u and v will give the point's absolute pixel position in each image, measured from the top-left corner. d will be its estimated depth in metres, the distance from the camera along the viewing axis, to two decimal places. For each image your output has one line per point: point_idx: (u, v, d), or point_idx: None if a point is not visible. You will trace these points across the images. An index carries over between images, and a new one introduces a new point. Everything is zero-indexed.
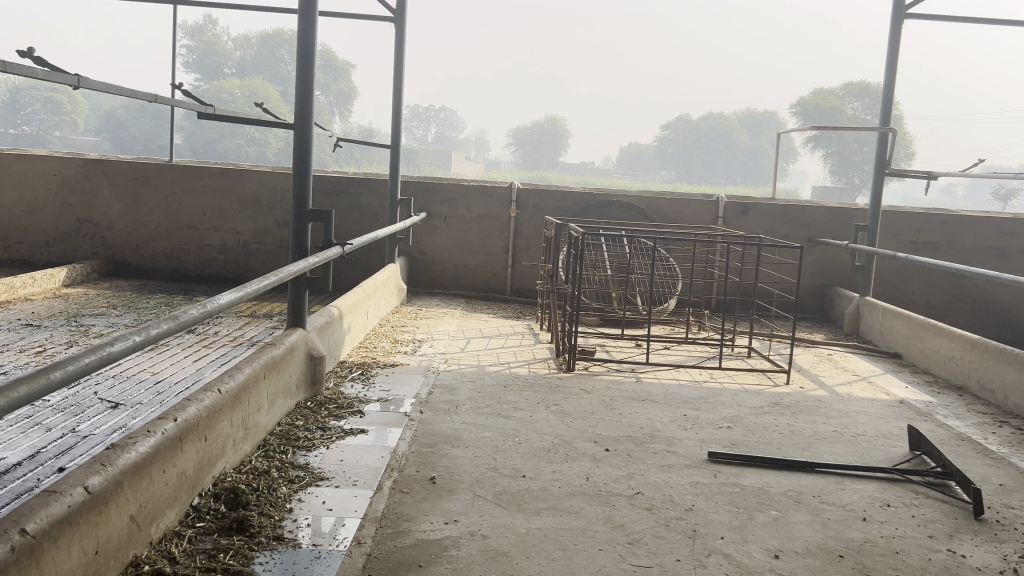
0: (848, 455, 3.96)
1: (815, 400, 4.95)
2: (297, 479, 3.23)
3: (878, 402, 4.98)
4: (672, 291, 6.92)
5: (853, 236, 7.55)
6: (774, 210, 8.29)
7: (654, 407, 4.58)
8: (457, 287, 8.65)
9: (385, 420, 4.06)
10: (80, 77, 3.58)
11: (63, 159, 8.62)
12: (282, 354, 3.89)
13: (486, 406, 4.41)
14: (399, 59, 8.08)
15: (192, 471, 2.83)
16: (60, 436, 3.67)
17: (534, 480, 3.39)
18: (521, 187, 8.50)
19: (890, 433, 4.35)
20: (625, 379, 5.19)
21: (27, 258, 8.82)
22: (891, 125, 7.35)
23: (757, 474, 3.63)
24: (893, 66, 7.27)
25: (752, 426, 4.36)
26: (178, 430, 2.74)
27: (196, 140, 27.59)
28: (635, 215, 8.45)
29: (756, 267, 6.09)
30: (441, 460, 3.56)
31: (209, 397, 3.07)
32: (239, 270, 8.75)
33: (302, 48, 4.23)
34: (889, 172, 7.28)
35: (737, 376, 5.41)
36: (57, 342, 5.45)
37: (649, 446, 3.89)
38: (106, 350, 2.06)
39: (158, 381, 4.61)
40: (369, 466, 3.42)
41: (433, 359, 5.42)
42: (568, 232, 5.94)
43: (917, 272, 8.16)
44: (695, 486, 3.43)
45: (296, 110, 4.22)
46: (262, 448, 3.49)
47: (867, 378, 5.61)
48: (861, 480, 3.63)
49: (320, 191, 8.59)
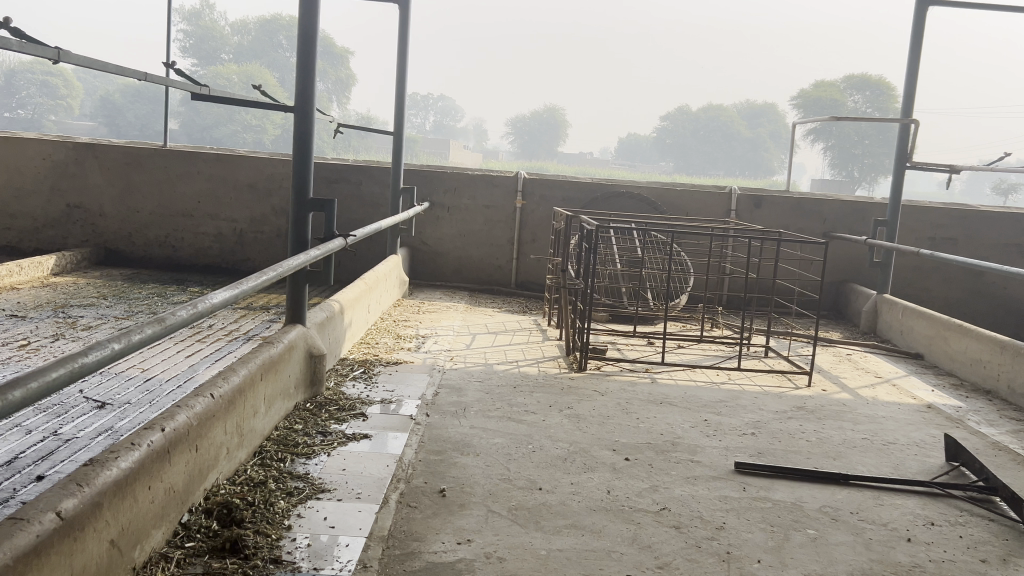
0: (882, 466, 3.72)
1: (841, 404, 4.71)
2: (296, 491, 2.98)
3: (906, 407, 4.73)
4: (685, 287, 6.67)
5: (871, 231, 7.33)
6: (788, 203, 8.05)
7: (673, 411, 4.33)
8: (460, 280, 8.40)
9: (389, 425, 3.80)
10: (60, 49, 3.26)
11: (53, 143, 8.33)
12: (280, 352, 3.64)
13: (496, 409, 4.16)
14: (402, 43, 7.79)
15: (181, 485, 2.58)
16: (41, 440, 3.42)
17: (551, 494, 3.14)
18: (527, 177, 8.23)
19: (923, 441, 4.10)
20: (640, 380, 4.95)
21: (16, 245, 8.55)
22: (913, 116, 7.09)
23: (788, 487, 3.39)
24: (917, 53, 7.00)
25: (778, 432, 4.12)
26: (166, 441, 2.48)
27: (193, 125, 27.39)
28: (644, 208, 8.20)
29: (776, 262, 5.84)
30: (451, 470, 3.32)
31: (202, 403, 2.81)
32: (236, 260, 8.49)
33: (304, 29, 3.95)
34: (910, 164, 7.02)
35: (755, 378, 5.18)
36: (43, 334, 5.18)
37: (672, 455, 3.65)
38: (77, 363, 1.74)
39: (148, 379, 4.36)
40: (374, 477, 3.17)
41: (438, 357, 5.17)
42: (580, 223, 5.68)
43: (934, 269, 7.93)
44: (724, 501, 3.19)
45: (297, 91, 3.94)
46: (258, 456, 3.24)
47: (891, 381, 5.37)
48: (901, 495, 3.38)
49: (319, 178, 8.32)
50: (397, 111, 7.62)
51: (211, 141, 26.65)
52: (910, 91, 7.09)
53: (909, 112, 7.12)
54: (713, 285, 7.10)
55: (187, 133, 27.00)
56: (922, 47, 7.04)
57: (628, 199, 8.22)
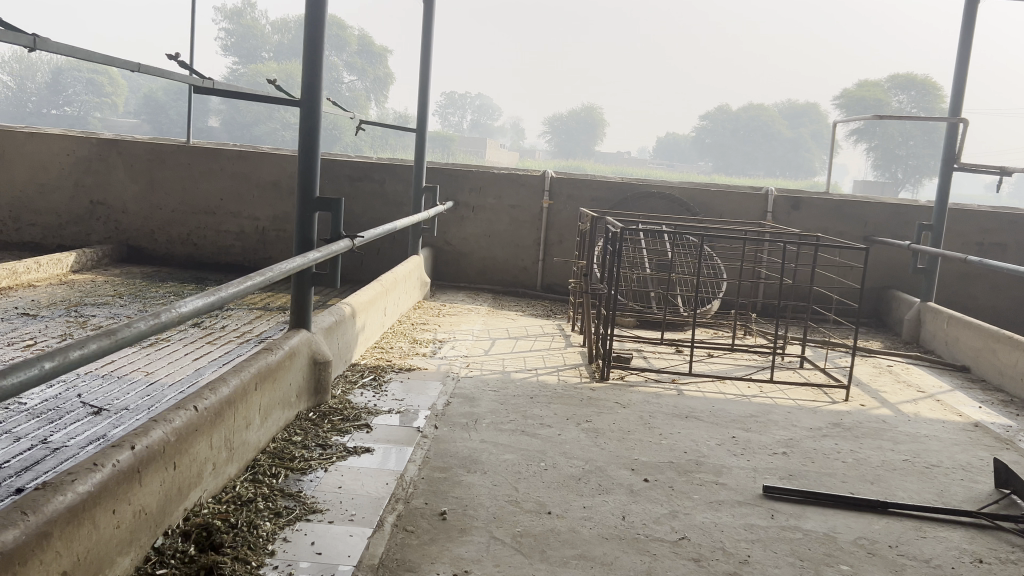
0: (924, 492, 3.43)
1: (880, 422, 4.41)
2: (285, 511, 2.77)
3: (951, 426, 4.42)
4: (716, 293, 6.39)
5: (915, 236, 6.98)
6: (828, 205, 7.72)
7: (698, 427, 4.06)
8: (484, 282, 8.19)
9: (394, 437, 3.59)
10: (37, 36, 3.12)
11: (77, 138, 8.25)
12: (279, 359, 3.44)
13: (509, 422, 3.93)
14: (427, 40, 7.59)
15: (156, 506, 2.37)
16: (28, 449, 3.25)
17: (561, 519, 2.90)
18: (555, 176, 7.99)
19: (969, 465, 3.80)
20: (665, 392, 4.67)
21: (39, 241, 8.49)
22: (961, 116, 6.71)
23: (820, 515, 3.12)
24: (966, 49, 6.64)
25: (811, 452, 3.84)
26: (136, 460, 2.28)
27: (232, 123, 27.65)
28: (676, 208, 7.93)
29: (813, 267, 5.54)
30: (455, 489, 3.09)
31: (183, 416, 2.61)
32: (258, 259, 8.36)
33: (312, 18, 3.73)
34: (957, 166, 6.66)
35: (790, 392, 4.88)
36: (50, 334, 5.04)
37: (695, 477, 3.40)
38: None
39: (151, 383, 4.19)
40: (371, 496, 2.96)
41: (454, 364, 4.95)
42: (605, 225, 5.41)
43: (982, 276, 7.55)
44: (750, 531, 2.93)
45: (303, 82, 3.72)
46: (249, 471, 3.05)
47: (935, 396, 5.04)
48: (944, 526, 3.10)
49: (342, 176, 8.15)
50: (422, 109, 7.42)
51: (250, 139, 27.05)
52: (958, 89, 6.72)
53: (957, 112, 6.76)
54: (746, 290, 6.83)
55: (226, 130, 27.23)
56: (971, 43, 6.69)
57: (659, 199, 7.95)
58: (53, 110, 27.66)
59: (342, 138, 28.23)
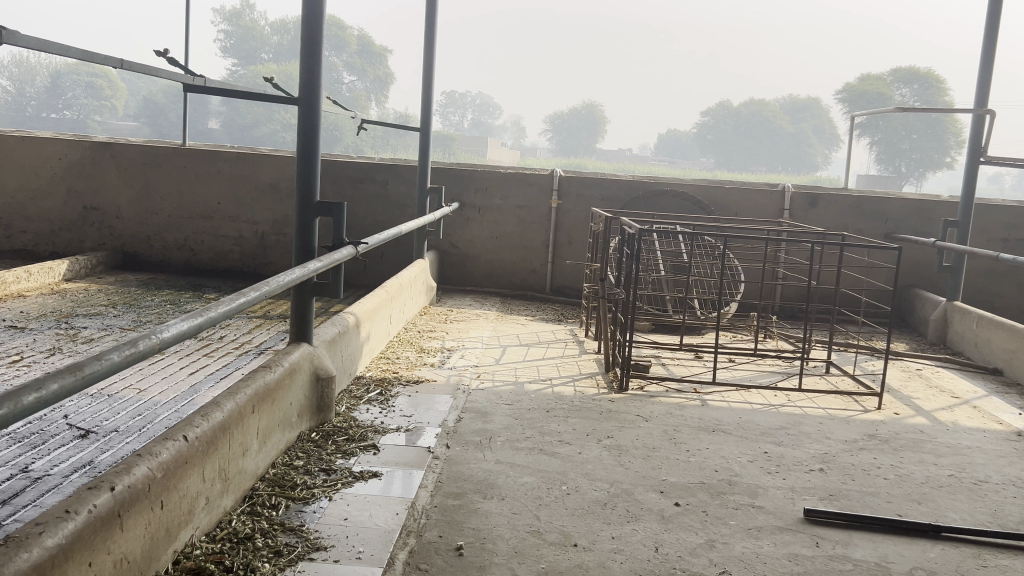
0: (977, 513, 3.17)
1: (918, 432, 4.15)
2: (286, 549, 2.51)
3: (993, 435, 4.17)
4: (735, 295, 6.13)
5: (939, 232, 6.75)
6: (848, 201, 7.47)
7: (727, 442, 3.80)
8: (491, 286, 7.93)
9: (403, 460, 3.33)
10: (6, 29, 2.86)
11: (68, 142, 8.00)
12: (278, 378, 3.17)
13: (525, 440, 3.68)
14: (429, 36, 7.32)
15: (140, 552, 2.12)
16: (8, 479, 2.99)
17: (589, 552, 2.64)
18: (564, 175, 7.74)
19: (1020, 480, 3.54)
20: (688, 402, 4.41)
21: (32, 249, 8.23)
22: (987, 107, 6.47)
23: (869, 542, 2.86)
24: (992, 37, 6.38)
25: (850, 468, 3.58)
26: (116, 503, 2.03)
27: (234, 125, 27.54)
28: (690, 207, 7.68)
29: (838, 267, 5.28)
30: (471, 520, 2.84)
31: (171, 448, 2.36)
32: (257, 264, 8.11)
33: (310, 11, 3.46)
34: (983, 158, 6.41)
35: (818, 401, 4.62)
36: (38, 348, 4.78)
37: (729, 500, 3.14)
38: None
39: (143, 401, 3.93)
40: (379, 528, 2.71)
41: (464, 375, 4.69)
42: (620, 226, 5.16)
43: (1008, 272, 7.29)
44: (796, 562, 2.67)
45: (302, 77, 3.45)
46: (247, 502, 2.79)
47: (971, 402, 4.78)
48: (1004, 552, 2.84)
49: (343, 178, 7.90)
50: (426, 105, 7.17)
51: (251, 141, 27.06)
52: (985, 79, 6.46)
53: (984, 103, 6.51)
54: (764, 292, 6.58)
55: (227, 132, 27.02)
56: (997, 32, 6.43)
57: (672, 197, 7.70)
58: (52, 114, 27.27)
59: (343, 139, 28.00)
